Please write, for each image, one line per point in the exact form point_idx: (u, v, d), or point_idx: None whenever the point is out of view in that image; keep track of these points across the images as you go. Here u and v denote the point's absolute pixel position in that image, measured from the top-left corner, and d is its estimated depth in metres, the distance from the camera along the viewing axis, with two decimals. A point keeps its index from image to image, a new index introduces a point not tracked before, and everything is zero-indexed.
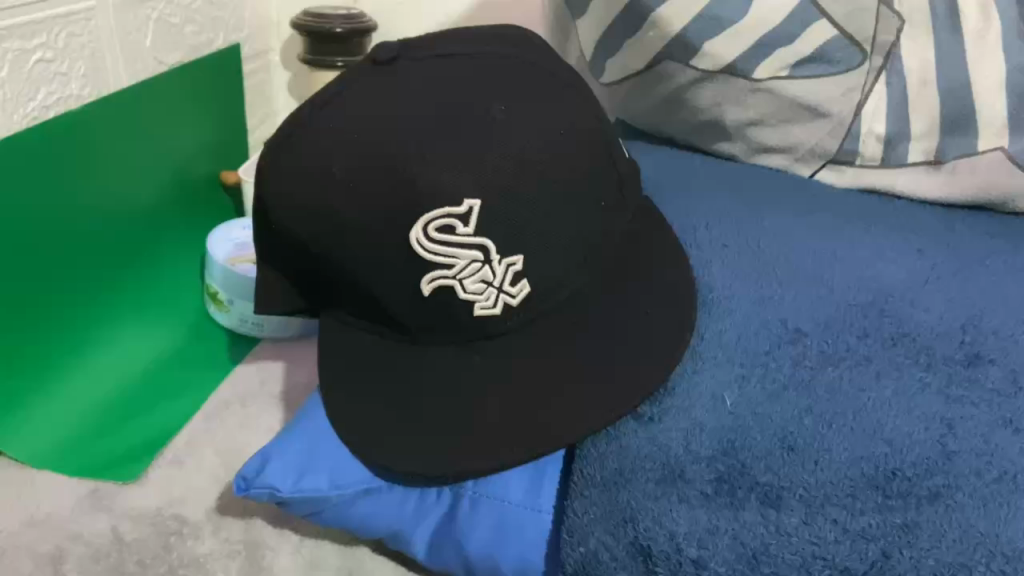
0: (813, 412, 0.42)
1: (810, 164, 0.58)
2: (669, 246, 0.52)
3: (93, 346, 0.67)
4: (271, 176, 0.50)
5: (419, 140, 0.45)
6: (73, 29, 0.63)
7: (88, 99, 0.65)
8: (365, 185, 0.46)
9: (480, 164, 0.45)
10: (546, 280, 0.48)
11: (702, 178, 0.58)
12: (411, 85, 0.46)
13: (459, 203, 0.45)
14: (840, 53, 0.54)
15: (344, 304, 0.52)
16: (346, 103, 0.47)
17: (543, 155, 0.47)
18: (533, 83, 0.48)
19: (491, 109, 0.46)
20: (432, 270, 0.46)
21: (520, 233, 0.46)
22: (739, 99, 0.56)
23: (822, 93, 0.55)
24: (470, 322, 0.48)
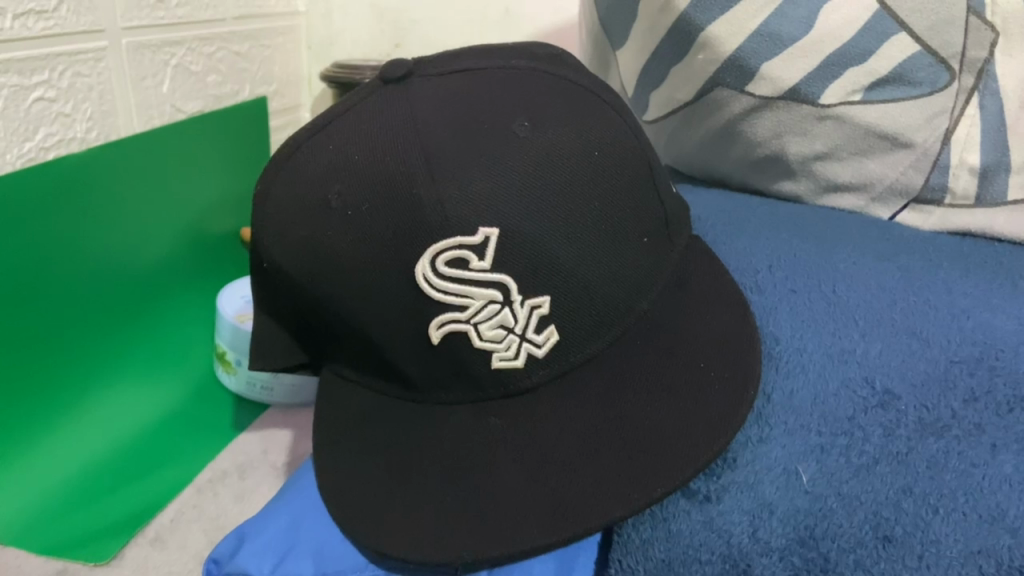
0: (913, 493, 0.33)
1: (890, 204, 0.50)
2: (724, 295, 0.45)
3: (85, 406, 0.61)
4: (265, 208, 0.44)
5: (429, 159, 0.39)
6: (80, 68, 0.60)
7: (94, 143, 0.61)
8: (365, 214, 0.40)
9: (499, 188, 0.38)
10: (575, 328, 0.41)
11: (761, 216, 0.50)
12: (421, 103, 0.40)
13: (473, 232, 0.38)
14: (923, 73, 0.47)
15: (346, 356, 0.46)
16: (349, 125, 0.42)
17: (572, 181, 0.40)
18: (564, 101, 0.42)
19: (513, 124, 0.40)
20: (441, 312, 0.39)
21: (545, 272, 0.39)
22: (803, 129, 0.49)
23: (902, 120, 0.47)
24: (487, 377, 0.41)
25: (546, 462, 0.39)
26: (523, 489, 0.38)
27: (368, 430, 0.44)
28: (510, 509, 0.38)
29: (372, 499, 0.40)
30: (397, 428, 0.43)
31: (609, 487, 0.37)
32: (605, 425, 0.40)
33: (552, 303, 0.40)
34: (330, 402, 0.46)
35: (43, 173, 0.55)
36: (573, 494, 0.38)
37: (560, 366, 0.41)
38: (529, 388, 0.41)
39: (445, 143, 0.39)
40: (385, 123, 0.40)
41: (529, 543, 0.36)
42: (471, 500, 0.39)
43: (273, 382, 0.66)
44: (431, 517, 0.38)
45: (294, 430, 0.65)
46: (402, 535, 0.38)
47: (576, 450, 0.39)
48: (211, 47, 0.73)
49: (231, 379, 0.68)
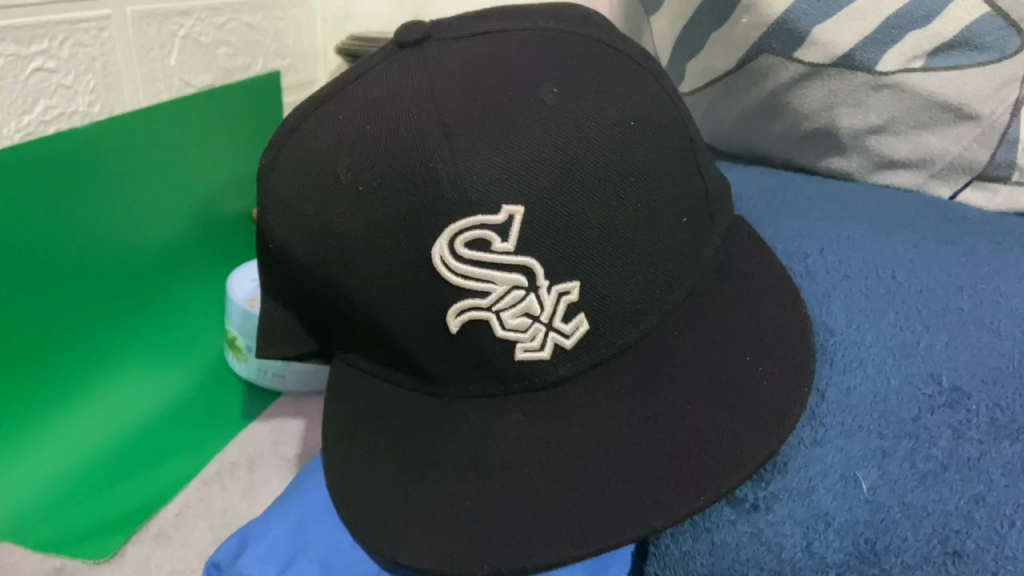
0: (986, 503, 0.29)
1: (951, 181, 0.45)
2: (772, 283, 0.41)
3: (93, 395, 0.59)
4: (271, 184, 0.41)
5: (446, 131, 0.35)
6: (82, 38, 0.57)
7: (99, 117, 0.58)
8: (376, 190, 0.36)
9: (523, 161, 0.35)
10: (608, 316, 0.37)
11: (808, 194, 0.46)
12: (440, 70, 0.37)
13: (496, 211, 0.35)
14: (991, 37, 0.42)
15: (358, 345, 0.42)
16: (360, 94, 0.38)
17: (605, 153, 0.36)
18: (595, 66, 0.38)
19: (540, 91, 0.36)
20: (459, 299, 0.36)
21: (573, 254, 0.36)
22: (856, 100, 0.45)
23: (967, 89, 0.43)
24: (510, 371, 0.37)
25: (575, 463, 0.36)
26: (549, 493, 0.35)
27: (381, 427, 0.41)
28: (535, 514, 0.35)
29: (385, 502, 0.37)
30: (411, 425, 0.40)
31: (645, 493, 0.34)
32: (639, 423, 0.36)
33: (582, 288, 0.36)
34: (342, 395, 0.43)
35: (34, 150, 0.52)
36: (605, 500, 0.34)
37: (590, 358, 0.37)
38: (555, 382, 0.38)
39: (464, 111, 0.35)
40: (399, 91, 0.37)
41: (556, 554, 0.33)
42: (493, 504, 0.36)
43: (284, 369, 0.63)
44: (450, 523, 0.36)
45: (306, 419, 0.63)
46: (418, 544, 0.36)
47: (607, 450, 0.36)
48: (221, 19, 0.70)
49: (241, 366, 0.66)
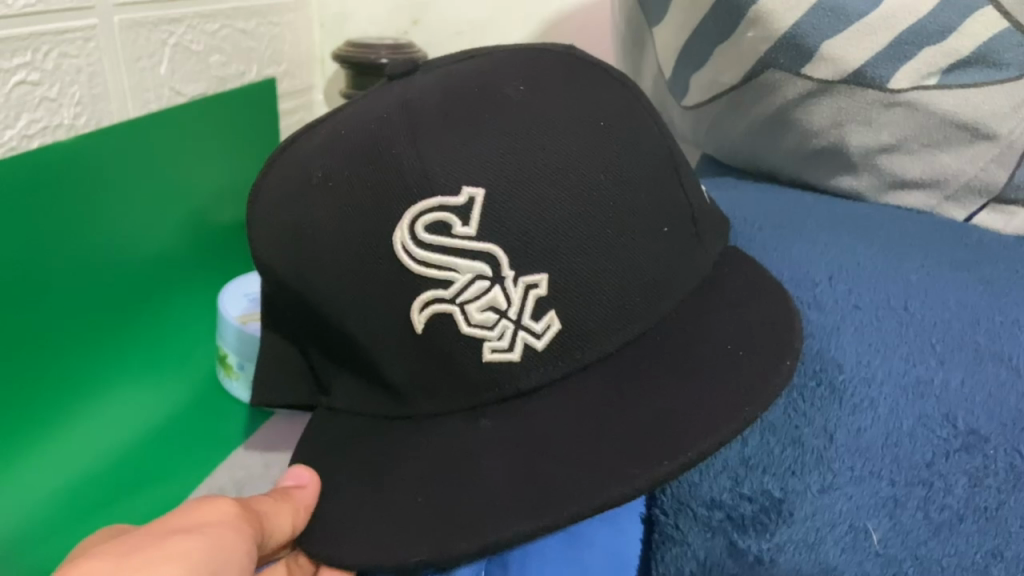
0: (1004, 558, 0.30)
1: (966, 203, 0.44)
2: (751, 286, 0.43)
3: (95, 403, 0.59)
4: (261, 199, 0.46)
5: (414, 132, 0.39)
6: (67, 49, 0.55)
7: (84, 129, 0.57)
8: (355, 191, 0.39)
9: (486, 152, 0.38)
10: (577, 313, 0.39)
11: (818, 214, 0.44)
12: (422, 89, 0.42)
13: (456, 194, 0.38)
14: (1010, 54, 0.39)
15: (343, 364, 0.44)
16: (349, 116, 0.43)
17: (568, 144, 0.40)
18: (562, 75, 0.43)
19: (506, 89, 0.41)
20: (424, 290, 0.38)
21: (536, 247, 0.38)
22: (867, 118, 0.43)
23: (984, 107, 0.41)
24: (480, 374, 0.39)
25: (534, 460, 0.37)
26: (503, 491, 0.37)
27: (365, 444, 0.42)
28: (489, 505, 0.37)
29: None
30: None
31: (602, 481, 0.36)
32: (604, 418, 0.38)
33: (550, 282, 0.38)
34: None
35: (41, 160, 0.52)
36: (560, 486, 0.36)
37: (565, 361, 0.39)
38: (526, 391, 0.39)
39: (439, 117, 0.39)
40: (381, 107, 0.42)
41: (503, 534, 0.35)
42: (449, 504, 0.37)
43: None
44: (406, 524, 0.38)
45: None
46: (376, 537, 0.38)
47: (567, 447, 0.37)
48: (214, 25, 0.68)
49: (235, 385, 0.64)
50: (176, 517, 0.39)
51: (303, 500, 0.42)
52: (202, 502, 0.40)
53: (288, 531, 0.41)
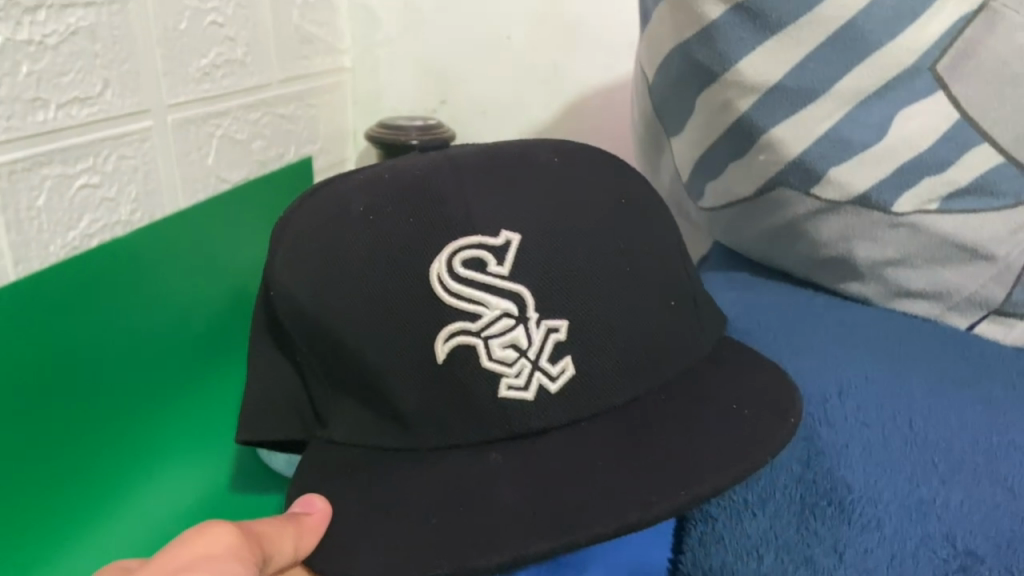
0: None
1: (968, 313, 0.46)
2: (751, 361, 0.48)
3: (169, 463, 0.61)
4: (290, 227, 0.49)
5: (459, 183, 0.45)
6: (125, 151, 0.59)
7: (139, 224, 0.61)
8: (397, 221, 0.44)
9: (520, 204, 0.45)
10: (592, 362, 0.44)
11: (829, 324, 0.47)
12: (456, 154, 0.48)
13: (496, 235, 0.43)
14: (1007, 184, 0.43)
15: (347, 395, 0.46)
16: (387, 167, 0.49)
17: (592, 206, 0.46)
18: (582, 154, 0.50)
19: (540, 159, 0.48)
20: (455, 320, 0.42)
21: (560, 291, 0.44)
22: (873, 234, 0.46)
23: (983, 232, 0.44)
24: (492, 410, 0.43)
25: (545, 485, 0.41)
26: (515, 519, 0.40)
27: (371, 470, 0.44)
28: (500, 525, 0.40)
29: None
30: None
31: (614, 502, 0.40)
32: (614, 457, 0.42)
33: (568, 329, 0.43)
34: None
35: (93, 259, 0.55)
36: (574, 508, 0.40)
37: (570, 404, 0.43)
38: (535, 431, 0.43)
39: (477, 171, 0.46)
40: (419, 164, 0.47)
41: (524, 548, 0.38)
42: (459, 529, 0.40)
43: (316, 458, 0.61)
44: (419, 539, 0.40)
45: None
46: (393, 545, 0.40)
47: (579, 477, 0.41)
48: (256, 114, 0.73)
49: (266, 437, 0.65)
50: (172, 551, 0.36)
51: (311, 525, 0.42)
52: (201, 530, 0.37)
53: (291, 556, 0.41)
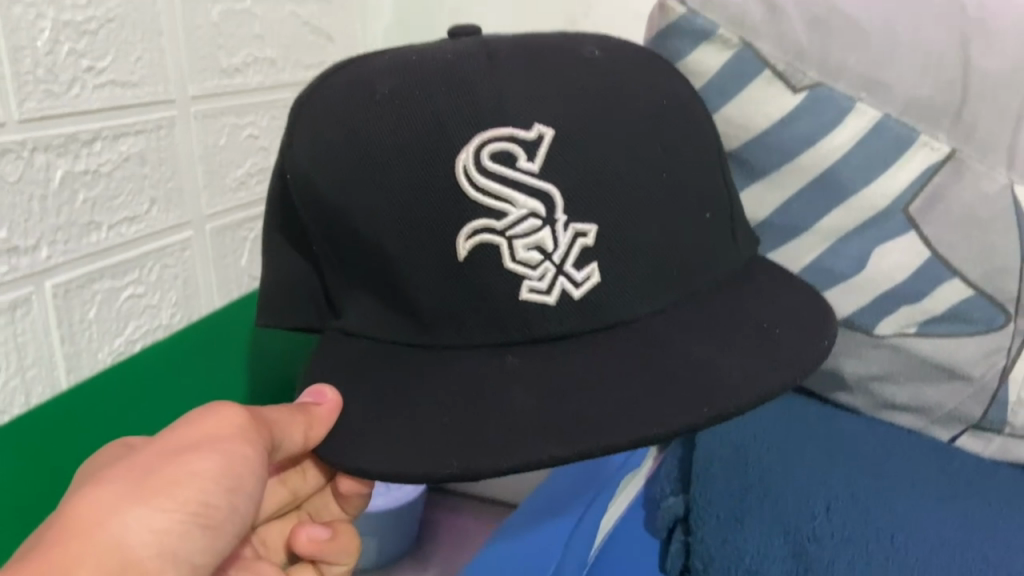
0: None
1: (950, 426, 0.48)
2: (782, 287, 0.46)
3: None
4: (310, 109, 0.45)
5: (494, 65, 0.41)
6: (168, 260, 0.64)
7: (179, 326, 0.66)
8: (419, 110, 0.40)
9: (556, 97, 0.40)
10: (621, 273, 0.41)
11: (820, 433, 0.50)
12: (492, 36, 0.44)
13: (528, 127, 0.40)
14: (978, 313, 0.45)
15: (361, 286, 0.44)
16: (414, 49, 0.44)
17: (637, 108, 0.42)
18: (630, 53, 0.45)
19: (587, 50, 0.43)
20: (475, 218, 0.40)
21: (594, 197, 0.40)
22: (858, 352, 0.49)
23: (958, 355, 0.46)
24: (512, 312, 0.41)
25: (560, 397, 0.39)
26: (525, 430, 0.38)
27: (384, 370, 0.42)
28: (514, 436, 0.38)
29: None
30: None
31: (633, 415, 0.38)
32: (638, 365, 0.40)
33: (598, 235, 0.40)
34: None
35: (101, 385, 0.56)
36: (590, 422, 0.38)
37: (593, 310, 0.41)
38: (553, 337, 0.41)
39: (515, 57, 0.41)
40: (451, 45, 0.43)
41: (535, 459, 0.37)
42: (472, 429, 0.39)
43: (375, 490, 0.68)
44: (429, 439, 0.39)
45: None
46: (402, 447, 0.39)
47: (599, 394, 0.39)
48: None
49: None
50: (181, 428, 0.38)
51: (319, 416, 0.41)
52: (207, 412, 0.39)
53: (298, 443, 0.41)
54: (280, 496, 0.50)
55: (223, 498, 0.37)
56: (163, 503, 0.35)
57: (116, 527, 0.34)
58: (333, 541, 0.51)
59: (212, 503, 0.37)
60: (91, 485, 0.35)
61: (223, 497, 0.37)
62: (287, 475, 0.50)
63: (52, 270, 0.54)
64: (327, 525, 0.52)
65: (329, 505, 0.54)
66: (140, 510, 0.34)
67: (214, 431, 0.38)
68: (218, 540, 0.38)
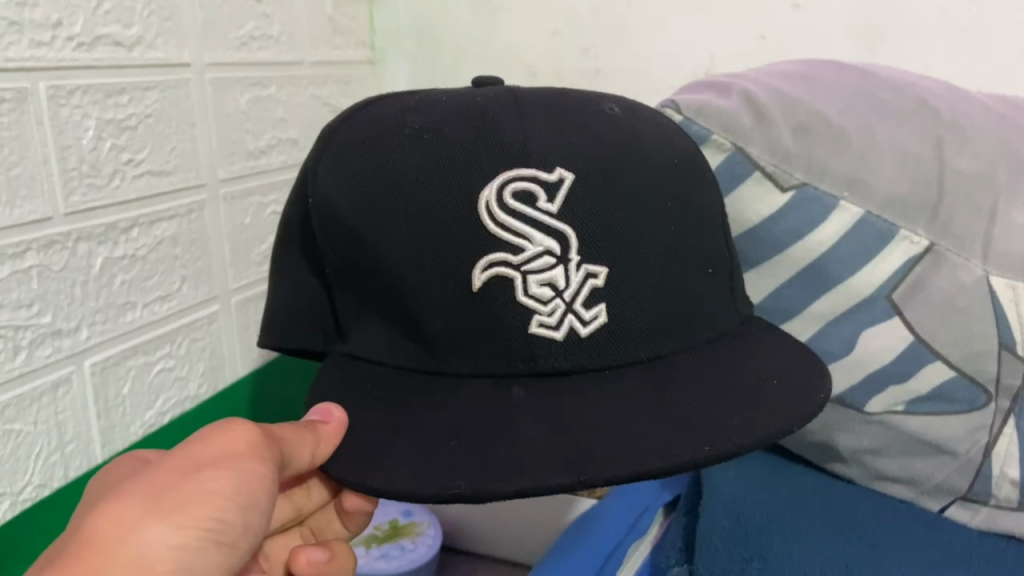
0: None
1: (939, 497, 0.51)
2: (777, 344, 0.49)
3: None
4: (342, 135, 0.48)
5: (520, 114, 0.45)
6: (196, 333, 0.68)
7: (205, 396, 0.69)
8: (447, 146, 0.44)
9: (575, 142, 0.44)
10: (627, 312, 0.44)
11: (816, 502, 0.53)
12: (518, 88, 0.48)
13: (550, 170, 0.43)
14: (960, 392, 0.48)
15: (377, 313, 0.47)
16: (445, 93, 0.48)
17: (650, 154, 0.46)
18: (643, 111, 0.49)
19: (606, 106, 0.47)
20: (494, 250, 0.43)
21: (606, 239, 0.43)
22: (850, 427, 0.52)
23: (945, 432, 0.49)
24: (521, 343, 0.43)
25: (567, 428, 0.41)
26: (532, 457, 0.40)
27: (396, 400, 0.44)
28: (521, 462, 0.40)
29: None
30: None
31: (638, 450, 0.40)
32: (643, 406, 0.42)
33: (607, 277, 0.43)
34: None
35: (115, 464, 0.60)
36: (595, 452, 0.40)
37: (598, 345, 0.43)
38: (557, 372, 0.43)
39: (540, 107, 0.45)
40: (477, 92, 0.47)
41: (542, 482, 0.39)
42: (480, 454, 0.41)
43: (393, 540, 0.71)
44: (439, 461, 0.41)
45: None
46: (414, 470, 0.41)
47: (604, 426, 0.41)
48: None
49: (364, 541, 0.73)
50: (196, 444, 0.40)
51: (326, 435, 0.43)
52: (220, 431, 0.41)
53: (306, 461, 0.43)
54: (285, 512, 0.54)
55: (238, 515, 0.39)
56: (183, 519, 0.37)
57: (138, 542, 0.35)
58: (331, 563, 0.55)
59: (226, 521, 0.39)
60: (112, 503, 0.36)
61: (237, 515, 0.39)
62: (292, 492, 0.54)
63: (90, 349, 0.58)
64: (325, 548, 0.55)
65: (331, 522, 0.58)
66: (159, 525, 0.36)
67: (229, 450, 0.40)
68: (228, 556, 0.39)
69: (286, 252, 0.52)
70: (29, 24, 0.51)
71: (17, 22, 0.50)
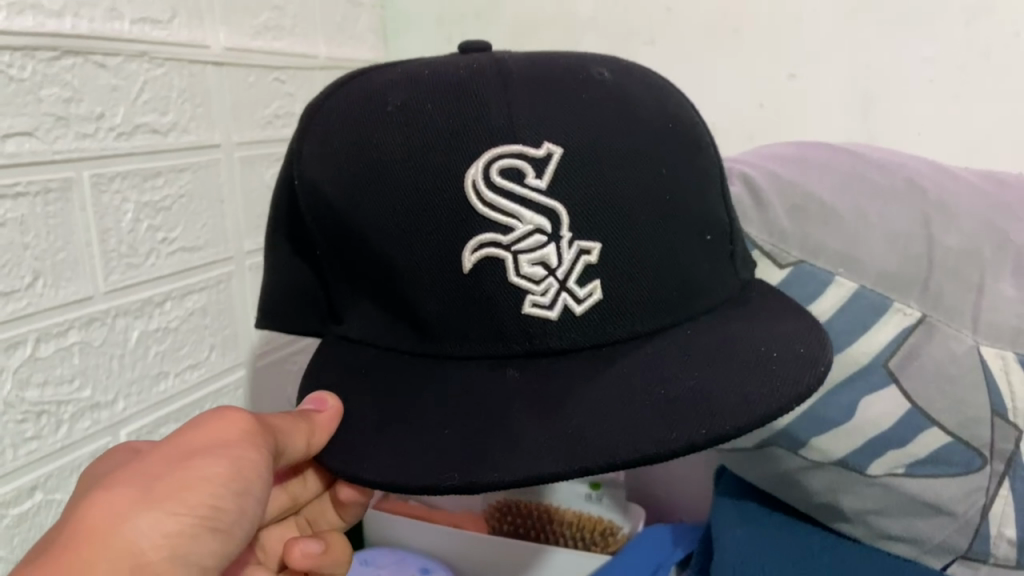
0: None
1: (941, 555, 0.53)
2: (775, 313, 0.50)
3: None
4: (326, 115, 0.49)
5: (505, 88, 0.45)
6: (224, 398, 0.71)
7: None
8: (431, 125, 0.45)
9: (564, 115, 0.44)
10: (620, 287, 0.45)
11: (824, 560, 0.55)
12: (505, 57, 0.48)
13: (537, 146, 0.43)
14: (957, 456, 0.50)
15: (371, 295, 0.49)
16: (429, 64, 0.49)
17: (639, 124, 0.46)
18: (635, 76, 0.49)
19: (593, 72, 0.47)
20: (484, 231, 0.44)
21: (597, 216, 0.44)
22: (855, 488, 0.54)
23: (944, 493, 0.51)
24: (515, 324, 0.44)
25: (559, 409, 0.43)
26: (529, 442, 0.42)
27: (396, 387, 0.47)
28: (514, 444, 0.42)
29: None
30: None
31: (630, 435, 0.42)
32: (639, 385, 0.43)
33: (600, 253, 0.44)
34: None
35: None
36: (589, 438, 0.42)
37: (592, 321, 0.44)
38: (554, 351, 0.45)
39: (526, 78, 0.45)
40: (461, 62, 0.48)
41: (535, 469, 0.41)
42: (475, 442, 0.43)
43: None
44: (435, 450, 0.43)
45: None
46: (411, 460, 0.43)
47: (597, 410, 0.43)
48: None
49: None
50: (194, 432, 0.44)
51: (320, 424, 0.47)
52: (218, 420, 0.44)
53: (299, 447, 0.47)
54: (282, 500, 0.58)
55: (231, 500, 0.43)
56: (176, 506, 0.40)
57: (131, 526, 0.39)
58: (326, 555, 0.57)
59: (219, 506, 0.42)
60: (111, 490, 0.40)
61: (230, 500, 0.43)
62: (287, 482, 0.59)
63: (128, 419, 0.61)
64: (320, 540, 0.57)
65: (325, 513, 0.62)
66: (151, 513, 0.39)
67: (224, 439, 0.44)
68: (223, 541, 0.43)
69: (279, 233, 0.54)
70: (75, 118, 0.55)
71: (64, 117, 0.54)
